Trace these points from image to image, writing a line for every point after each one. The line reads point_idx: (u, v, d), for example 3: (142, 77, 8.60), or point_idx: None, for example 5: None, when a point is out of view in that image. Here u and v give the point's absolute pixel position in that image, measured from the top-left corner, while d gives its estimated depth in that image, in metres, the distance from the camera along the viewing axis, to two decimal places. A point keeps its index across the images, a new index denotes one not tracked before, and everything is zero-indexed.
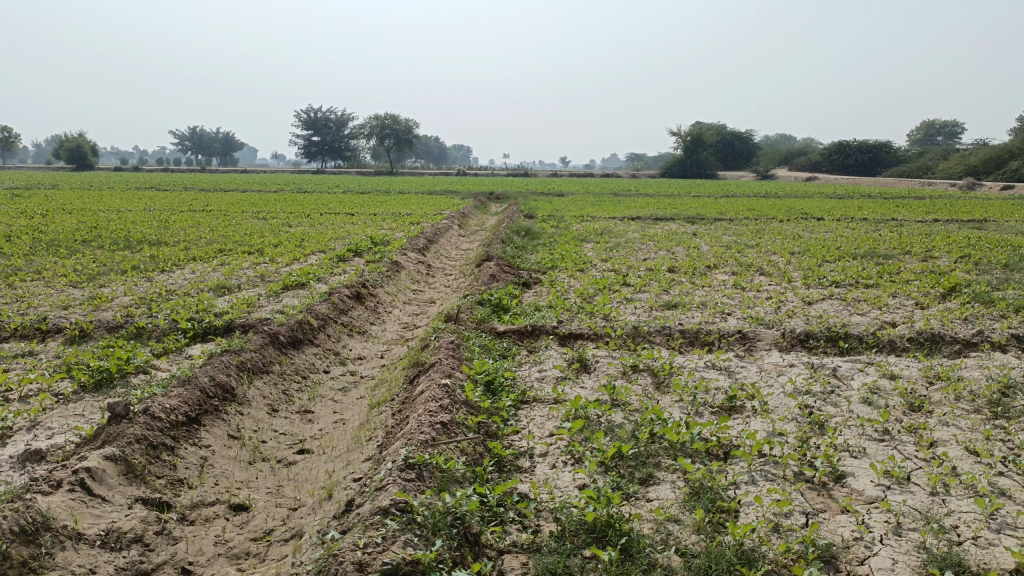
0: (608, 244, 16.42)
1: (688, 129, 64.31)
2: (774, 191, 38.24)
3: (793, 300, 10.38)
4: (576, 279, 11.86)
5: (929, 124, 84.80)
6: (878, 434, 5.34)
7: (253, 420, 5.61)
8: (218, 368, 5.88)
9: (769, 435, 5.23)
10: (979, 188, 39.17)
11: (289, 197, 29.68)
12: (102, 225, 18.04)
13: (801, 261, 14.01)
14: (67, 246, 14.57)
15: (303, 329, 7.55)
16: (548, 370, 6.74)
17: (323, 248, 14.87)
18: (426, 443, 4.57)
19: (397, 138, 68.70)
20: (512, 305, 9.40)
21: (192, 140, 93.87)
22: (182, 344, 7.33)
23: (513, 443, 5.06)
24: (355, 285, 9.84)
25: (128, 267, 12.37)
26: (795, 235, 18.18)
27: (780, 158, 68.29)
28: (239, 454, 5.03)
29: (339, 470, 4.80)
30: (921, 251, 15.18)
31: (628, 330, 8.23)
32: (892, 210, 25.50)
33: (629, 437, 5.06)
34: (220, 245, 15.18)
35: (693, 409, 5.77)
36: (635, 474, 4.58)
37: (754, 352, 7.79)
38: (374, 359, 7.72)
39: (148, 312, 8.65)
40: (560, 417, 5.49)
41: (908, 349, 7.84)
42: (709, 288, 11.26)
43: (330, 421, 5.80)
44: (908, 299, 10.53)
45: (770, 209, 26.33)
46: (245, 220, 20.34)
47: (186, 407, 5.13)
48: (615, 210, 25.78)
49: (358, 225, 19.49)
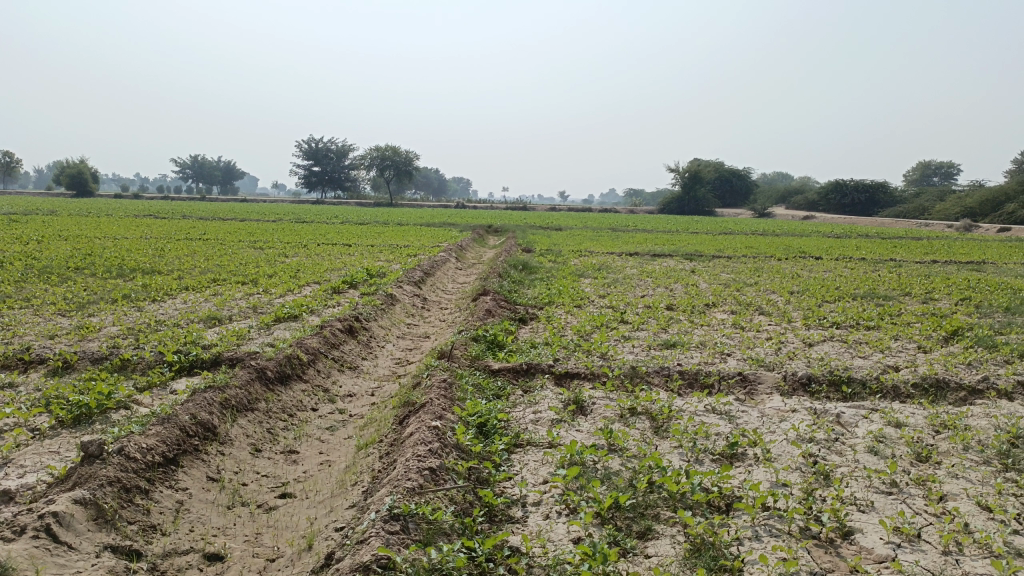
0: (606, 280, 16.29)
1: (686, 166, 64.68)
2: (772, 229, 38.27)
3: (794, 341, 10.20)
4: (573, 316, 11.68)
5: (925, 165, 85.37)
6: (886, 486, 5.13)
7: (235, 460, 5.38)
8: (201, 405, 5.67)
9: (773, 486, 5.02)
10: (976, 230, 39.24)
11: (287, 227, 29.63)
12: (96, 252, 17.88)
13: (801, 301, 13.87)
14: (59, 274, 14.39)
15: (292, 364, 7.34)
16: (542, 412, 6.53)
17: (318, 279, 14.69)
18: (414, 491, 4.36)
19: (397, 170, 68.92)
20: (507, 342, 9.21)
21: (193, 169, 94.27)
22: (167, 377, 7.12)
23: (505, 490, 4.84)
24: (347, 319, 9.65)
25: (118, 296, 12.18)
26: (795, 274, 18.05)
27: (778, 197, 68.61)
28: (218, 498, 4.81)
29: (321, 517, 4.57)
30: (921, 292, 15.06)
31: (626, 370, 8.03)
32: (890, 250, 25.44)
33: (626, 486, 4.84)
34: (214, 274, 15.00)
35: (693, 456, 5.56)
36: (632, 528, 4.36)
37: (755, 396, 7.58)
38: (364, 396, 7.49)
39: (135, 343, 8.45)
40: (555, 462, 5.27)
41: (913, 395, 7.65)
42: (708, 327, 11.08)
43: (315, 463, 5.57)
44: (910, 342, 10.35)
45: (768, 247, 26.28)
46: (241, 249, 20.21)
47: (164, 447, 4.91)
48: (613, 246, 25.70)
49: (354, 256, 19.35)
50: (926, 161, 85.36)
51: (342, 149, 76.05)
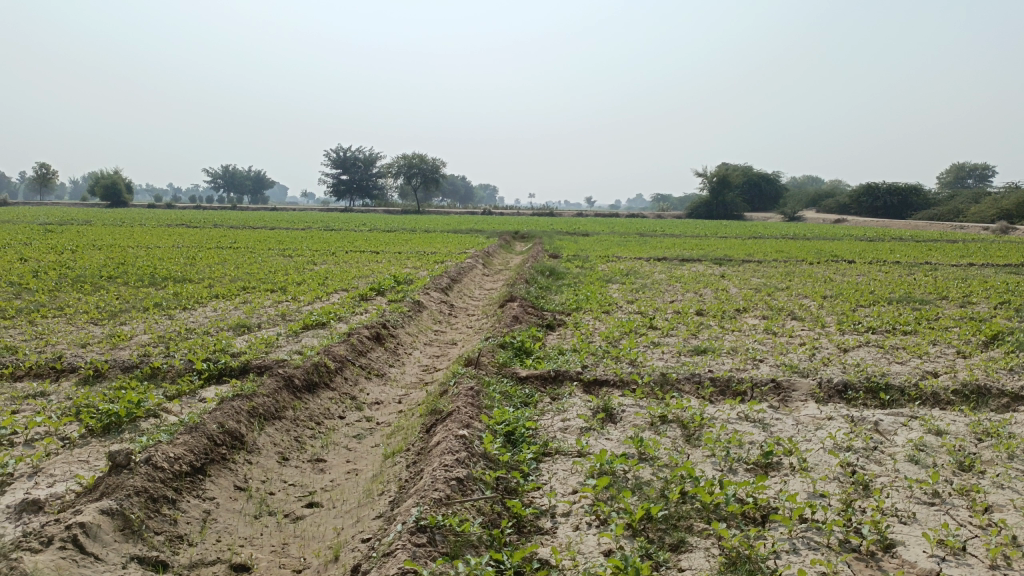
0: (634, 285, 16.12)
1: (714, 171, 64.18)
2: (802, 233, 37.72)
3: (828, 347, 9.99)
4: (602, 322, 11.58)
5: (960, 166, 83.77)
6: (928, 497, 4.95)
7: (262, 469, 5.36)
8: (229, 414, 5.65)
9: (810, 497, 4.87)
10: (1014, 231, 38.38)
11: (316, 235, 29.84)
12: (129, 262, 18.13)
13: (834, 306, 13.61)
14: (93, 283, 14.58)
15: (319, 371, 7.32)
16: (571, 420, 6.42)
17: (346, 286, 14.74)
18: (441, 502, 4.29)
19: (424, 178, 69.22)
20: (535, 348, 9.13)
21: (224, 179, 95.50)
22: (195, 386, 7.15)
23: (534, 501, 4.75)
24: (375, 326, 9.63)
25: (150, 304, 12.31)
26: (827, 278, 17.75)
27: (808, 200, 67.69)
28: (244, 508, 4.77)
29: (348, 527, 4.52)
30: (958, 296, 14.71)
31: (656, 377, 7.90)
32: (925, 253, 24.94)
33: (658, 497, 4.72)
34: (244, 282, 15.11)
35: (726, 466, 5.42)
36: (665, 540, 4.25)
37: (789, 403, 7.41)
38: (392, 404, 7.45)
39: (165, 351, 8.50)
40: (585, 472, 5.17)
41: (953, 402, 7.43)
42: (740, 333, 10.90)
43: (342, 472, 5.53)
44: (949, 347, 10.08)
45: (799, 251, 25.89)
46: (270, 257, 20.38)
47: (191, 457, 4.90)
48: (641, 250, 25.51)
49: (382, 263, 19.40)
50: (960, 162, 83.84)
51: (370, 157, 76.58)
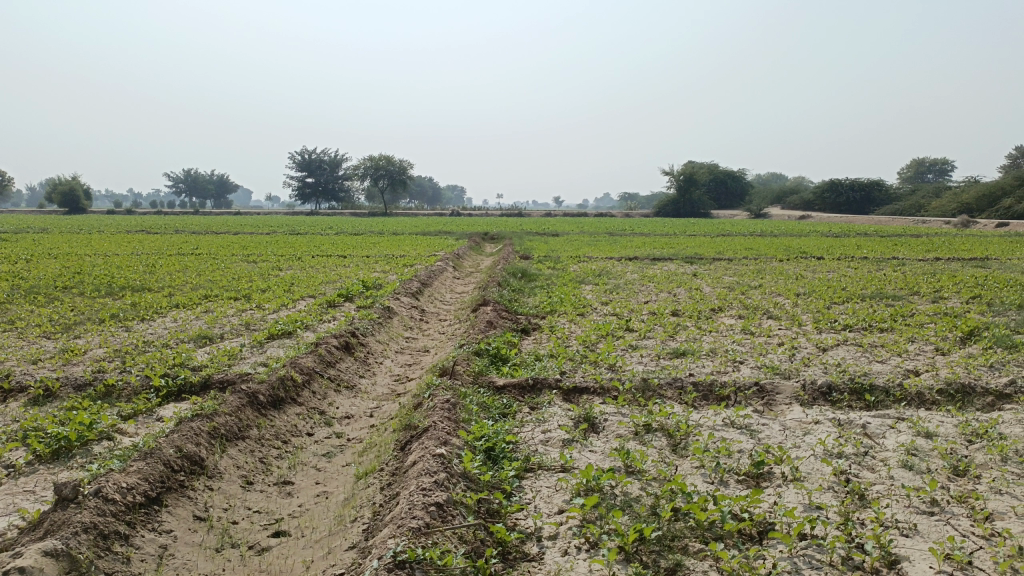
0: (608, 286, 15.89)
1: (680, 169, 64.52)
2: (770, 230, 37.88)
3: (807, 346, 9.83)
4: (577, 325, 11.31)
5: (919, 162, 85.15)
6: (927, 506, 4.74)
7: (225, 496, 4.99)
8: (187, 436, 5.27)
9: (808, 512, 4.63)
10: (974, 225, 39.06)
11: (281, 240, 29.15)
12: (86, 271, 17.49)
13: (809, 303, 13.51)
14: (47, 294, 13.97)
15: (285, 386, 6.95)
16: (552, 431, 6.14)
17: (313, 293, 14.31)
18: (419, 532, 3.98)
19: (391, 180, 68.55)
20: (511, 355, 8.83)
21: (187, 183, 93.84)
22: (153, 404, 6.74)
23: (518, 524, 4.46)
24: (344, 334, 9.25)
25: (106, 316, 11.79)
26: (799, 276, 17.70)
27: (773, 198, 68.28)
28: (204, 540, 4.41)
29: (318, 560, 4.18)
30: (929, 291, 14.72)
31: (637, 383, 7.65)
32: (891, 248, 25.06)
33: (649, 516, 4.45)
34: (206, 290, 14.61)
35: (717, 478, 5.18)
36: (660, 564, 3.98)
37: (774, 407, 7.20)
38: (363, 418, 7.10)
39: (121, 366, 8.06)
40: (570, 489, 4.88)
41: (939, 402, 7.28)
42: (718, 334, 10.70)
43: (311, 496, 5.17)
44: (927, 344, 9.97)
45: (768, 248, 25.99)
46: (234, 264, 19.83)
47: (145, 486, 4.53)
48: (612, 250, 25.30)
49: (350, 268, 18.95)
50: (919, 158, 85.29)
51: (336, 160, 75.63)
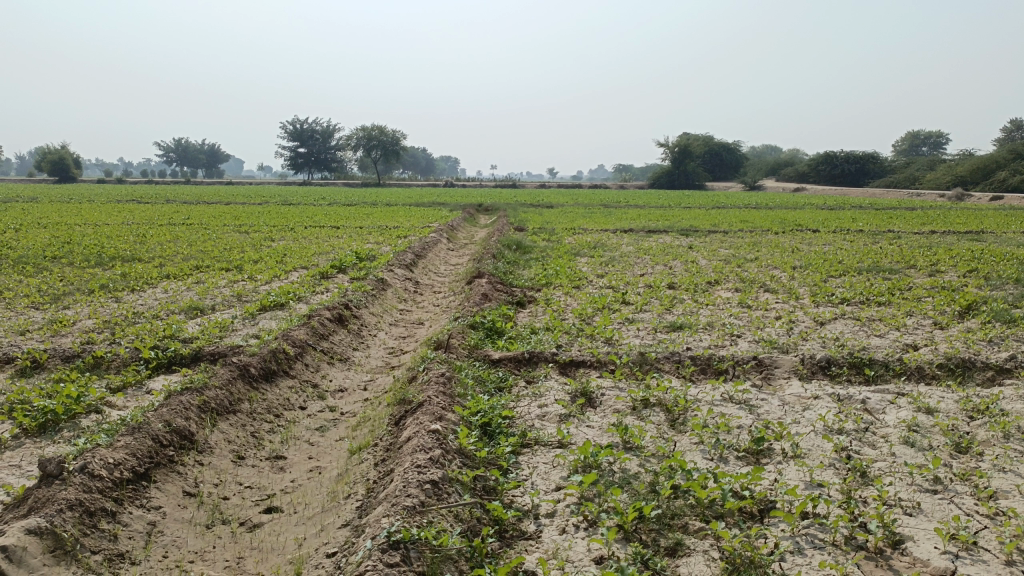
0: (603, 258, 15.76)
1: (675, 141, 64.14)
2: (764, 203, 37.71)
3: (805, 320, 9.74)
4: (573, 297, 11.19)
5: (914, 135, 84.78)
6: (930, 483, 4.68)
7: (215, 471, 4.88)
8: (176, 410, 5.15)
9: (809, 489, 4.57)
10: (969, 199, 38.93)
11: (273, 210, 28.81)
12: (76, 240, 17.26)
13: (805, 276, 13.41)
14: (35, 264, 13.76)
15: (277, 359, 6.82)
16: (549, 406, 6.05)
17: (306, 264, 14.14)
18: (414, 511, 3.89)
19: (384, 150, 67.90)
20: (507, 328, 8.72)
21: (178, 152, 92.82)
22: (142, 377, 6.62)
23: (515, 501, 4.37)
24: (337, 307, 9.11)
25: (95, 286, 11.60)
26: (795, 248, 17.58)
27: (768, 169, 68.03)
28: (194, 516, 4.31)
29: (310, 538, 4.08)
30: (925, 265, 14.63)
31: (634, 357, 7.55)
32: (886, 221, 24.97)
33: (649, 493, 4.37)
34: (197, 261, 14.41)
35: (716, 454, 5.09)
36: (660, 544, 3.90)
37: (772, 382, 7.12)
38: (357, 392, 6.99)
39: (110, 338, 7.91)
40: (567, 466, 4.80)
41: (938, 377, 7.21)
42: (715, 307, 10.60)
43: (304, 471, 5.08)
44: (925, 318, 9.89)
45: (764, 220, 25.84)
46: (226, 234, 19.60)
47: (133, 462, 4.42)
48: (607, 222, 25.12)
49: (343, 238, 18.75)
50: (914, 131, 84.89)
51: (328, 129, 74.80)
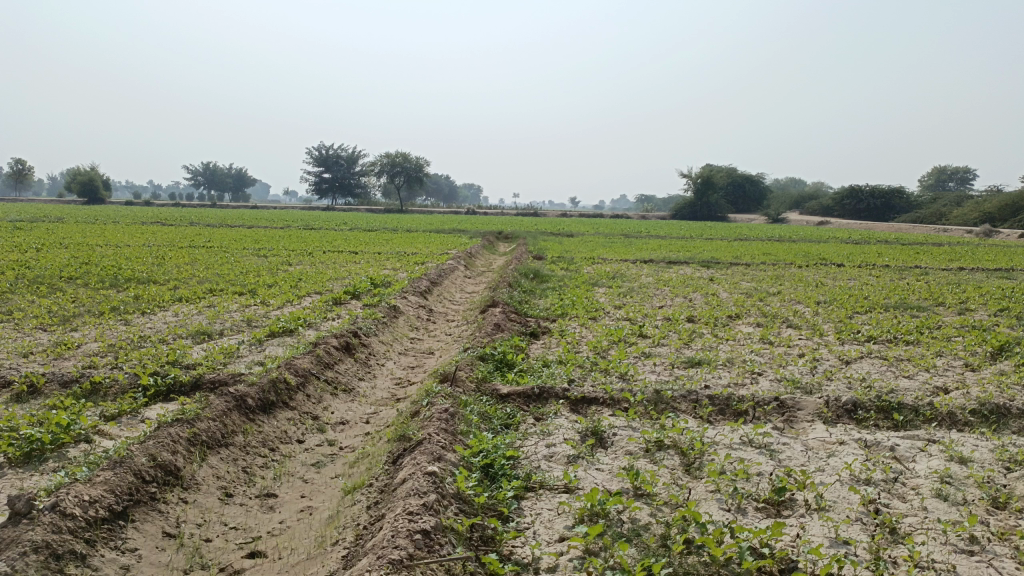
0: (621, 289, 15.46)
1: (698, 172, 63.91)
2: (788, 235, 37.22)
3: (829, 359, 9.36)
4: (589, 329, 10.90)
5: (941, 170, 83.99)
6: (966, 543, 4.30)
7: (200, 510, 4.62)
8: (163, 444, 4.91)
9: (834, 548, 4.21)
10: (997, 235, 38.22)
11: (294, 234, 28.95)
12: (93, 261, 17.26)
13: (829, 312, 13.02)
14: (50, 285, 13.71)
15: (277, 389, 6.57)
16: (557, 446, 5.74)
17: (320, 289, 13.97)
18: (400, 565, 3.62)
19: (408, 176, 68.28)
20: (518, 360, 8.43)
21: (205, 176, 94.07)
22: (138, 405, 6.40)
23: (514, 553, 4.06)
24: (345, 335, 8.88)
25: (106, 308, 11.50)
26: (819, 283, 17.17)
27: (791, 202, 67.47)
28: (172, 560, 4.04)
29: None
30: (955, 303, 14.17)
31: (649, 395, 7.23)
32: (913, 257, 24.44)
33: (659, 548, 4.05)
34: (211, 284, 14.30)
35: (734, 505, 4.75)
36: None
37: (795, 425, 6.76)
38: (359, 425, 6.72)
39: (112, 362, 7.72)
40: (573, 514, 4.48)
41: (972, 424, 6.80)
42: (735, 343, 10.24)
43: (294, 511, 4.80)
44: (955, 359, 9.46)
45: (787, 253, 25.42)
46: (243, 258, 19.54)
47: (110, 499, 4.17)
48: (627, 252, 24.80)
49: (360, 264, 18.63)
50: (939, 165, 84.08)
51: (353, 155, 75.55)
